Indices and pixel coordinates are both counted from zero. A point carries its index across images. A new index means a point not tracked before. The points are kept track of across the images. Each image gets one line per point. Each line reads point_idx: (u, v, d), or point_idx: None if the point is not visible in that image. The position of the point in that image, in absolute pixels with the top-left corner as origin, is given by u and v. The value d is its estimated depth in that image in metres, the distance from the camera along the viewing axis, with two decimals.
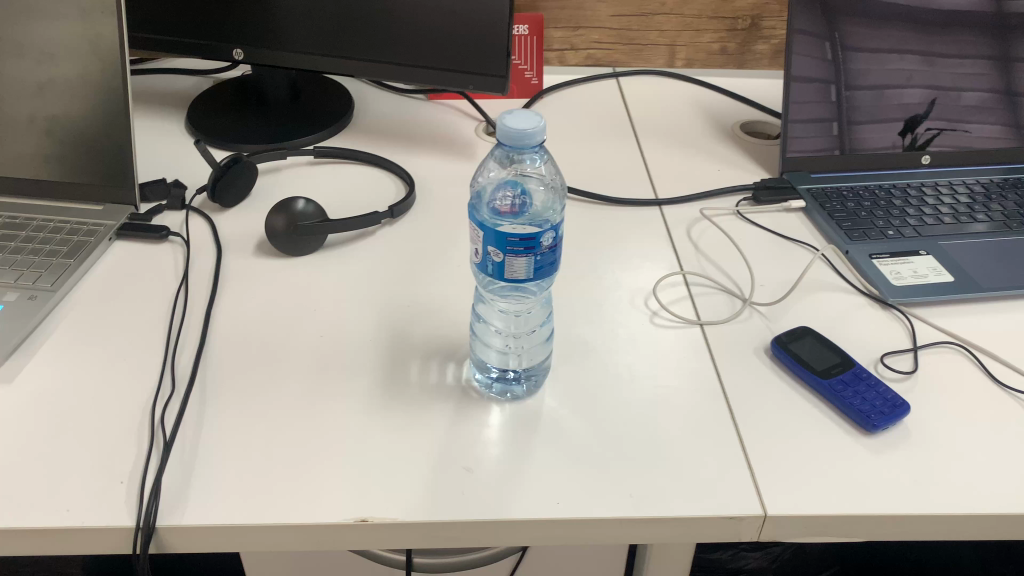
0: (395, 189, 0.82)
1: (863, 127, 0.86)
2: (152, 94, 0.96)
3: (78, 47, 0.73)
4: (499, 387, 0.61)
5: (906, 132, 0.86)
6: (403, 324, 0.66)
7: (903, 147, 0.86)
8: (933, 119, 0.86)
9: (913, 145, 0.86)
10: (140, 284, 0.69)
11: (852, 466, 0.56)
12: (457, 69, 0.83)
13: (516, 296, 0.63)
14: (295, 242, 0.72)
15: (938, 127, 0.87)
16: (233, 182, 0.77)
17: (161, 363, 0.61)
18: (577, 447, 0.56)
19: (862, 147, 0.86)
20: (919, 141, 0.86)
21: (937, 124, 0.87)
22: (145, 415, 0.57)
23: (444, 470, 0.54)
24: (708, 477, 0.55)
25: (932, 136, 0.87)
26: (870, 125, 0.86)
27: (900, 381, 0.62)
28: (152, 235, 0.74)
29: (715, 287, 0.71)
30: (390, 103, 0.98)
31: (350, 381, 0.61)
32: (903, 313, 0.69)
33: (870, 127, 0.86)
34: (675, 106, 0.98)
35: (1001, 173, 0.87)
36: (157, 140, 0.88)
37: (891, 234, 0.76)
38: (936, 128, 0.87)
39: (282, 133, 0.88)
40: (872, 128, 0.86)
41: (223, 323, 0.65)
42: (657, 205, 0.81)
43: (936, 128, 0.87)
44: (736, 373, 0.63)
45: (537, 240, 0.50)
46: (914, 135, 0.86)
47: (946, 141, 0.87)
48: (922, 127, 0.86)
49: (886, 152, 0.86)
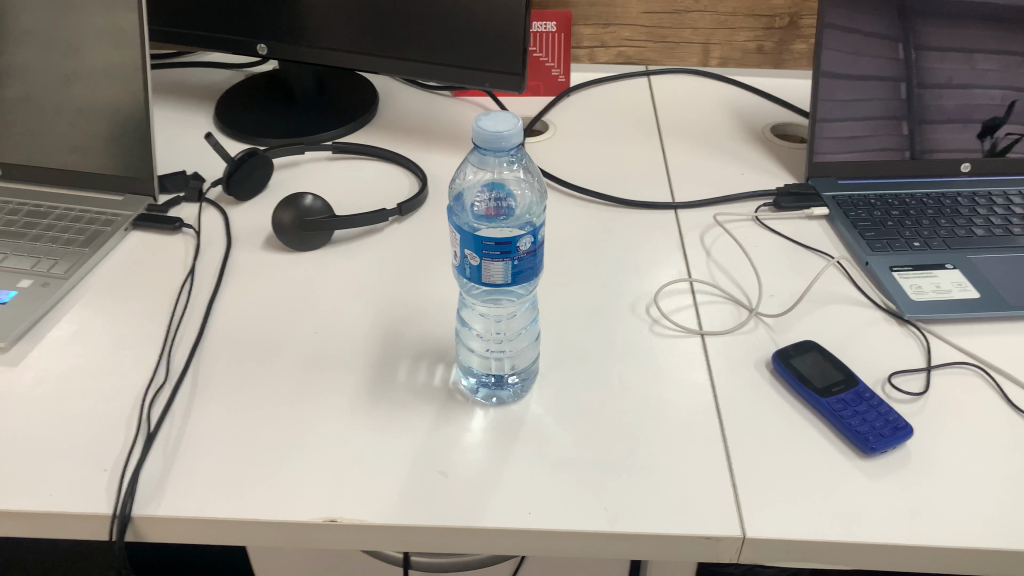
0: (409, 186, 0.82)
1: (936, 127, 0.82)
2: (184, 88, 0.98)
3: (101, 40, 0.75)
4: (485, 392, 0.60)
5: (984, 135, 0.82)
6: (398, 323, 0.66)
7: (983, 152, 0.82)
8: (1013, 124, 0.82)
9: (993, 150, 0.82)
10: (149, 275, 0.71)
11: (842, 490, 0.53)
12: (475, 67, 0.82)
13: (490, 303, 0.62)
14: (300, 238, 0.73)
15: (1018, 132, 0.82)
16: (248, 176, 0.78)
17: (158, 353, 0.62)
18: (558, 456, 0.55)
19: (934, 147, 0.82)
20: (999, 146, 0.82)
21: (1017, 129, 0.82)
22: (137, 402, 0.58)
23: (420, 472, 0.54)
24: (689, 494, 0.53)
25: (1011, 142, 0.82)
26: (943, 125, 0.82)
27: (907, 403, 0.59)
28: (165, 226, 0.75)
29: (722, 296, 0.68)
30: (415, 100, 0.98)
31: (338, 378, 0.61)
32: (919, 329, 0.65)
33: (944, 127, 0.82)
34: (705, 106, 0.95)
35: None
36: (182, 132, 0.89)
37: (917, 245, 0.73)
38: (1016, 134, 0.82)
39: (305, 128, 0.89)
40: (946, 128, 0.82)
41: (224, 316, 0.66)
42: (673, 209, 0.78)
43: (1016, 133, 0.82)
44: (731, 387, 0.61)
45: (513, 244, 0.49)
46: (994, 140, 0.82)
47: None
48: (1002, 132, 0.82)
49: (958, 156, 0.82)
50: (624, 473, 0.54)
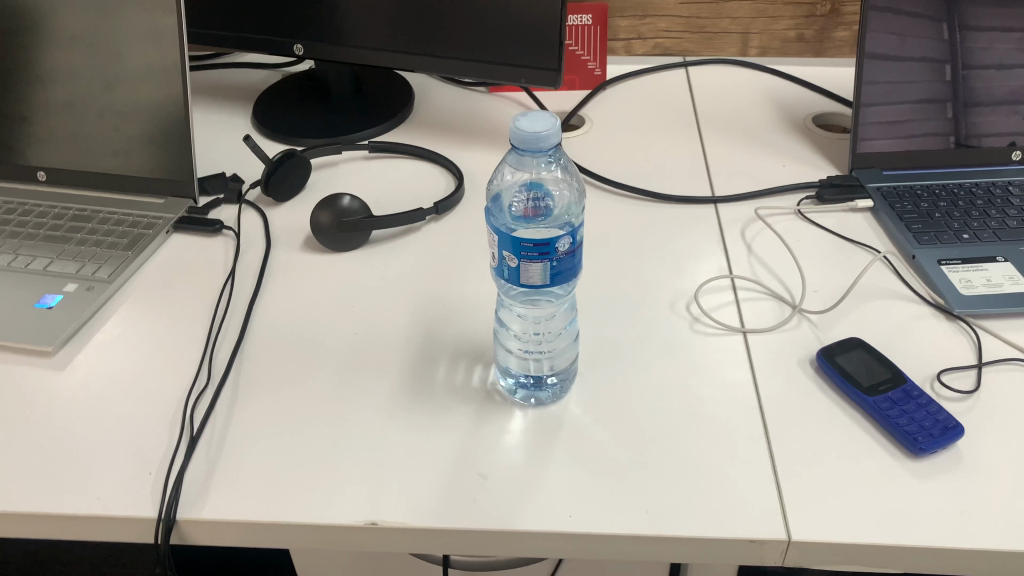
0: (445, 184, 0.82)
1: (983, 109, 0.79)
2: (223, 89, 0.99)
3: (142, 44, 0.76)
4: (523, 393, 0.60)
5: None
6: (436, 323, 0.66)
7: None
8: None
9: None
10: (191, 277, 0.71)
11: (890, 492, 0.52)
12: (510, 62, 0.82)
13: (529, 304, 0.61)
14: (338, 239, 0.73)
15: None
16: (286, 177, 0.78)
17: (201, 356, 0.63)
18: (598, 458, 0.55)
19: (981, 131, 0.79)
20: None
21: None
22: (180, 405, 0.59)
23: (460, 475, 0.54)
24: (731, 496, 0.52)
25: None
26: (990, 107, 0.79)
27: (957, 401, 0.58)
28: (206, 228, 0.76)
29: (765, 293, 0.67)
30: (451, 96, 0.98)
31: (376, 379, 0.61)
32: (969, 325, 0.64)
33: (991, 109, 0.79)
34: (745, 97, 0.93)
35: None
36: (221, 133, 0.90)
37: (966, 238, 0.71)
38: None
39: (342, 127, 0.89)
40: (994, 111, 0.79)
41: (264, 317, 0.67)
42: (712, 203, 0.77)
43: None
44: (775, 385, 0.59)
45: (552, 245, 0.49)
46: None
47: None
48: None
49: (1006, 140, 0.79)
50: (665, 474, 0.54)
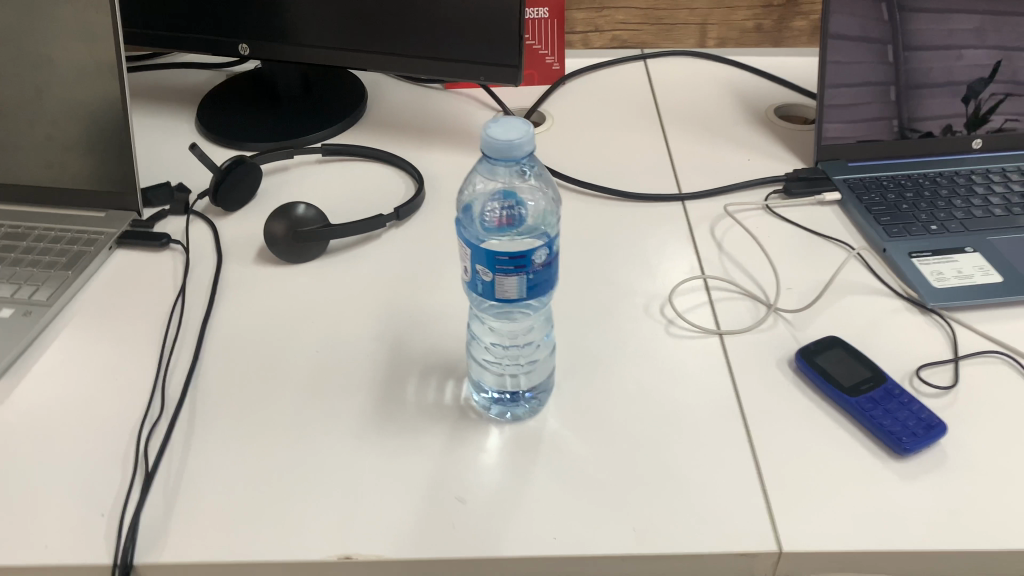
0: (404, 187, 0.79)
1: (924, 92, 0.78)
2: (163, 91, 0.94)
3: (75, 48, 0.71)
4: (498, 408, 0.57)
5: (969, 98, 0.79)
6: (402, 336, 0.63)
7: (967, 116, 0.79)
8: (998, 83, 0.79)
9: (976, 114, 0.79)
10: (138, 297, 0.67)
11: (878, 495, 0.51)
12: (467, 60, 0.79)
13: (502, 317, 0.59)
14: (294, 249, 0.69)
15: (1004, 91, 0.79)
16: (235, 185, 0.74)
17: (153, 382, 0.59)
18: (578, 474, 0.53)
19: (922, 114, 0.79)
20: (983, 109, 0.79)
21: (1001, 89, 0.79)
22: (132, 439, 0.55)
23: (436, 500, 0.51)
24: (717, 506, 0.50)
25: (996, 103, 0.79)
26: (931, 90, 0.79)
27: (937, 397, 0.57)
28: (152, 243, 0.72)
29: (738, 292, 0.66)
30: (405, 94, 0.94)
31: (343, 400, 0.58)
32: (943, 318, 0.63)
33: (931, 91, 0.79)
34: (705, 89, 0.92)
35: None
36: (164, 139, 0.85)
37: (935, 229, 0.70)
38: (1000, 94, 0.79)
39: (291, 130, 0.85)
40: (933, 93, 0.79)
41: (218, 338, 0.63)
42: (679, 201, 0.76)
43: (1001, 93, 0.79)
44: (756, 388, 0.58)
45: (528, 258, 0.47)
46: (978, 103, 0.79)
47: (1012, 107, 0.80)
48: (987, 92, 0.79)
49: (945, 121, 0.79)
50: (650, 488, 0.52)
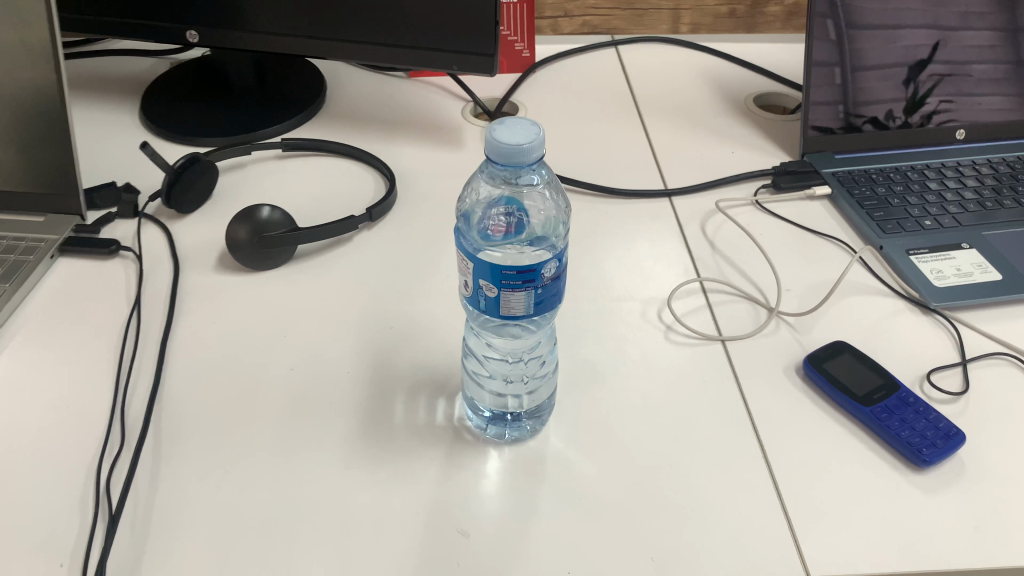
0: (375, 185, 0.74)
1: (868, 74, 0.76)
2: (101, 80, 0.87)
3: (4, 34, 0.63)
4: (496, 429, 0.53)
5: (909, 81, 0.77)
6: (385, 350, 0.59)
7: (907, 98, 0.77)
8: (936, 64, 0.76)
9: (915, 97, 0.77)
10: (87, 311, 0.61)
11: (902, 510, 0.49)
12: (438, 49, 0.74)
13: (503, 334, 0.54)
14: (259, 255, 0.64)
15: (941, 72, 0.77)
16: (190, 186, 0.68)
17: (111, 408, 0.53)
18: (587, 499, 0.49)
19: (865, 98, 0.76)
20: (921, 92, 0.77)
21: (939, 69, 0.77)
22: (91, 475, 0.49)
23: (437, 533, 0.47)
24: (739, 528, 0.47)
25: (933, 85, 0.77)
26: (874, 72, 0.76)
27: (948, 403, 0.55)
28: (100, 250, 0.65)
29: (737, 295, 0.63)
30: (367, 84, 0.89)
31: (325, 423, 0.53)
32: (947, 319, 0.61)
33: (873, 73, 0.76)
34: (682, 77, 0.90)
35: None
36: (106, 134, 0.78)
37: (929, 224, 0.68)
38: (938, 75, 0.77)
39: (247, 123, 0.79)
40: (875, 76, 0.76)
41: (181, 356, 0.58)
42: (666, 196, 0.73)
43: (939, 74, 0.77)
44: (765, 398, 0.55)
45: (537, 272, 0.43)
46: (917, 85, 0.77)
47: (949, 88, 0.77)
48: (924, 74, 0.77)
49: (886, 104, 0.77)
50: (665, 511, 0.48)
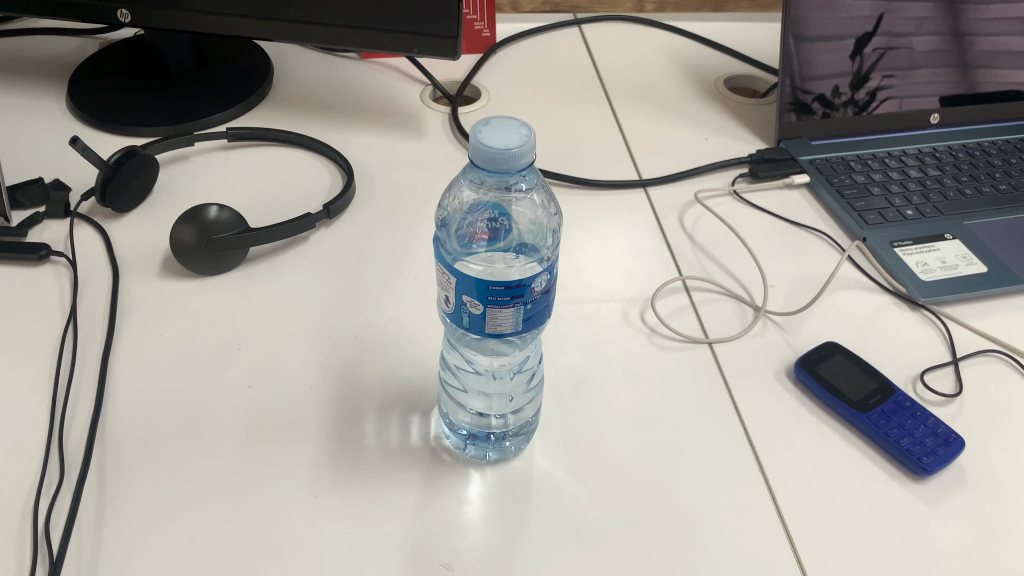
0: (331, 179, 0.69)
1: (813, 46, 0.72)
2: (23, 63, 0.79)
3: None
4: (476, 449, 0.49)
5: (855, 54, 0.73)
6: (351, 364, 0.54)
7: (852, 73, 0.74)
8: (880, 36, 0.73)
9: (860, 72, 0.74)
10: (16, 326, 0.55)
11: (906, 524, 0.46)
12: (394, 30, 0.69)
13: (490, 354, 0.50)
14: (207, 260, 0.58)
15: (885, 45, 0.74)
16: (128, 182, 0.62)
17: (46, 437, 0.48)
18: (579, 522, 0.46)
19: (813, 73, 0.73)
20: (866, 66, 0.74)
21: (883, 42, 0.73)
22: (26, 517, 0.44)
23: (418, 569, 0.43)
24: (741, 550, 0.45)
25: (877, 58, 0.74)
26: (820, 44, 0.72)
27: (943, 406, 0.52)
28: (28, 256, 0.59)
29: (722, 293, 0.60)
30: (319, 67, 0.84)
31: (289, 446, 0.49)
32: (935, 314, 0.59)
33: (818, 45, 0.72)
34: (650, 58, 0.88)
35: (992, 135, 0.77)
36: (30, 124, 0.71)
37: (911, 214, 0.66)
38: (882, 48, 0.74)
39: (186, 111, 0.73)
40: (822, 47, 0.73)
41: (125, 375, 0.52)
42: (641, 187, 0.70)
43: (882, 46, 0.73)
44: (758, 405, 0.52)
45: (526, 286, 0.39)
46: (862, 59, 0.73)
47: (892, 62, 0.74)
48: (869, 48, 0.73)
49: (832, 78, 0.73)
50: (662, 534, 0.45)
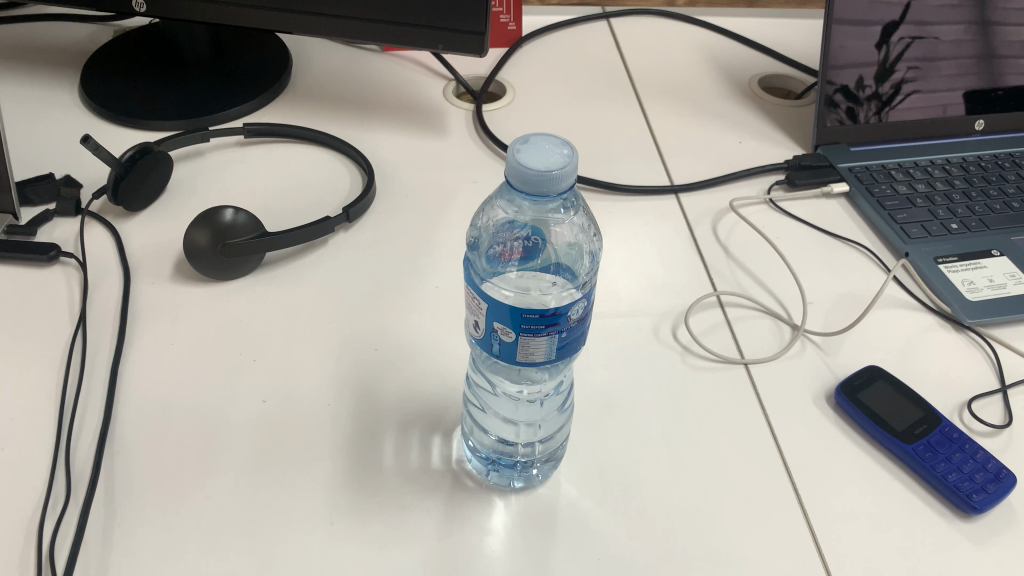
0: (351, 179, 0.66)
1: (839, 32, 0.68)
2: (36, 51, 0.77)
3: None
4: (499, 475, 0.47)
5: (881, 43, 0.69)
6: (371, 378, 0.52)
7: (877, 63, 0.70)
8: (907, 25, 0.69)
9: (885, 61, 0.70)
10: (24, 331, 0.53)
11: (955, 566, 0.44)
12: (416, 24, 0.66)
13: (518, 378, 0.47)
14: (223, 266, 0.56)
15: (911, 34, 0.70)
16: (142, 180, 0.60)
17: (52, 452, 0.46)
18: (609, 556, 0.43)
19: (836, 62, 0.69)
20: (891, 57, 0.70)
21: (909, 31, 0.69)
22: (30, 537, 0.42)
23: None
24: None
25: (903, 48, 0.70)
26: (846, 29, 0.68)
27: (991, 438, 0.50)
28: (37, 256, 0.57)
29: (758, 310, 0.58)
30: (338, 58, 0.82)
31: (305, 467, 0.47)
32: (981, 337, 0.56)
33: (845, 30, 0.68)
34: (681, 55, 0.85)
35: None
36: (41, 116, 0.69)
37: (955, 228, 0.63)
38: (908, 37, 0.70)
39: (202, 104, 0.70)
40: (848, 33, 0.69)
41: (136, 386, 0.50)
42: (673, 193, 0.67)
43: (909, 36, 0.70)
44: (797, 432, 0.50)
45: (562, 314, 0.36)
46: (888, 48, 0.69)
47: (918, 53, 0.70)
48: (896, 36, 0.69)
49: (856, 66, 0.69)
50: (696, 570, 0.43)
